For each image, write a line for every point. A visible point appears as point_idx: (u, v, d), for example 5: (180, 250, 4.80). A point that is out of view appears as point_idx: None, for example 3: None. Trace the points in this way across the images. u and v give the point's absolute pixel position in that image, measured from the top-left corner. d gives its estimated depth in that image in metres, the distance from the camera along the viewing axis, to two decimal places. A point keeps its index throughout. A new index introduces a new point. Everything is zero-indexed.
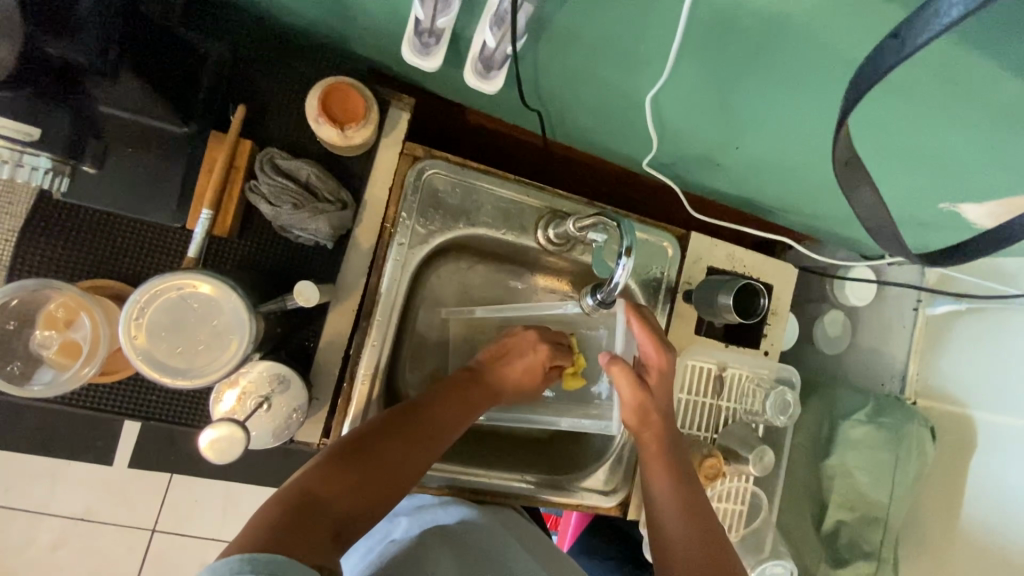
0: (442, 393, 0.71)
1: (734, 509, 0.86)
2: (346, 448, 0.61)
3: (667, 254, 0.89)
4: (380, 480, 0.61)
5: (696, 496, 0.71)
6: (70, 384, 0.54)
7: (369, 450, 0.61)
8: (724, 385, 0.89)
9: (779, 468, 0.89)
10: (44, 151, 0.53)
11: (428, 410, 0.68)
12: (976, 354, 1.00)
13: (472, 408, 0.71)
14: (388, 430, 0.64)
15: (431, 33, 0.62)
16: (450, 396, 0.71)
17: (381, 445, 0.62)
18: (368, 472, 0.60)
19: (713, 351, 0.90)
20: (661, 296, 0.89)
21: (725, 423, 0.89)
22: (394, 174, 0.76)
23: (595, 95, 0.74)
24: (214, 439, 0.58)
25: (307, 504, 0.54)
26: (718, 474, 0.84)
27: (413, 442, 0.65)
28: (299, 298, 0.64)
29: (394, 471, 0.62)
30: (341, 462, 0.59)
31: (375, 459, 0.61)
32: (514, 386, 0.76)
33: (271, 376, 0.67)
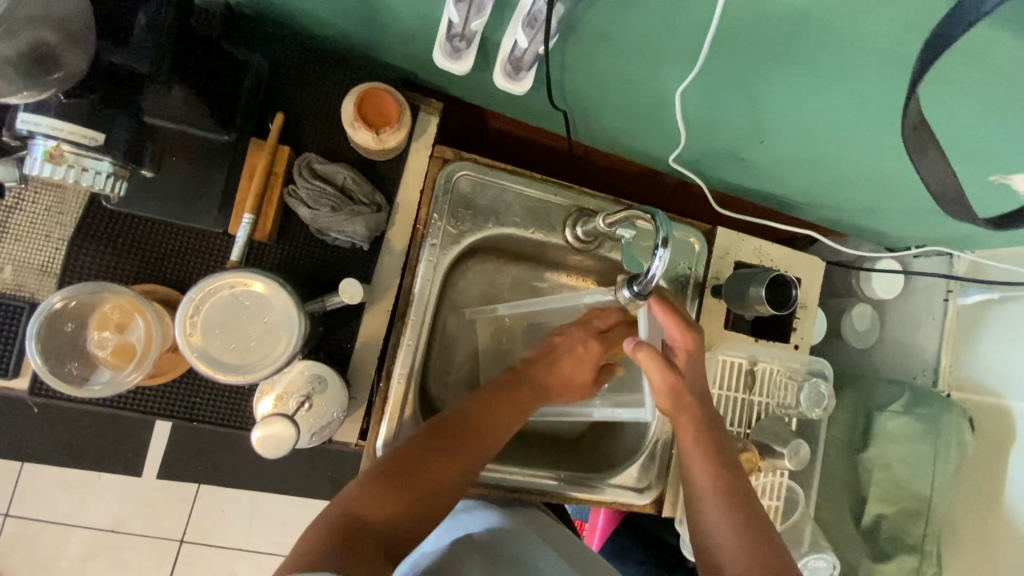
0: (485, 401, 0.70)
1: (772, 505, 0.86)
2: (392, 462, 0.62)
3: (694, 250, 0.90)
4: (424, 496, 0.62)
5: (745, 491, 0.69)
6: (122, 387, 0.55)
7: (413, 463, 0.62)
8: (755, 380, 0.89)
9: (815, 462, 0.88)
10: (107, 157, 0.52)
11: (473, 418, 0.68)
12: (1012, 343, 0.98)
13: (524, 411, 0.72)
14: (428, 441, 0.64)
15: (462, 37, 0.64)
16: (500, 398, 0.71)
17: (426, 460, 0.63)
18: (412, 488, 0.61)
19: (742, 345, 0.90)
20: (690, 292, 0.89)
21: (758, 418, 0.89)
22: (424, 178, 0.78)
23: (622, 93, 0.75)
24: (263, 436, 0.60)
25: (351, 528, 0.57)
26: (753, 468, 0.84)
27: (456, 454, 0.65)
28: (344, 295, 0.66)
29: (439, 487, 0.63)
30: (390, 479, 0.60)
31: (417, 472, 0.62)
32: (561, 387, 0.76)
33: (311, 376, 0.68)
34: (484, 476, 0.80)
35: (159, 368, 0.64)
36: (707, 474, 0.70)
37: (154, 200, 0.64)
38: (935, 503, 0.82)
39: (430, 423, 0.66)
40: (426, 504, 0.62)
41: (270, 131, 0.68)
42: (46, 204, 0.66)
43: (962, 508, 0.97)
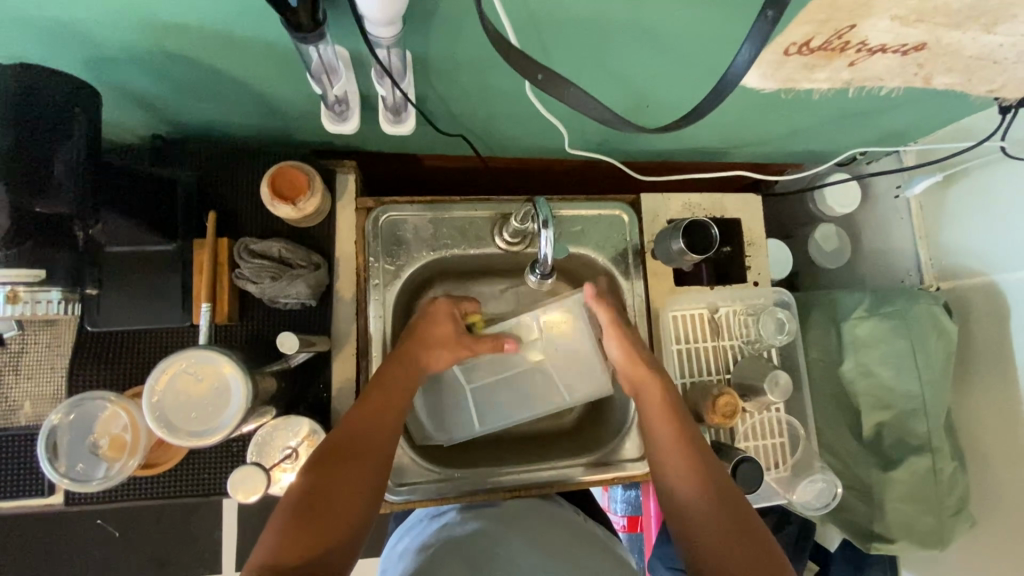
0: (373, 387, 0.73)
1: (773, 442, 0.87)
2: (333, 440, 0.67)
3: (624, 222, 0.94)
4: (361, 457, 0.67)
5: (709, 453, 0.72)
6: (123, 475, 0.64)
7: (352, 432, 0.68)
8: (719, 326, 0.91)
9: (802, 389, 0.88)
10: (51, 284, 0.66)
11: (363, 411, 0.70)
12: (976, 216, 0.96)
13: (411, 362, 0.77)
14: (359, 411, 0.70)
15: (340, 102, 0.73)
16: (400, 351, 0.77)
17: (349, 430, 0.68)
18: (354, 452, 0.67)
19: (700, 296, 0.92)
20: (631, 261, 0.93)
21: (734, 362, 0.90)
22: (355, 229, 0.87)
23: (499, 105, 0.82)
24: (238, 484, 0.66)
25: (310, 505, 0.61)
26: (736, 410, 0.84)
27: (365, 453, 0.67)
28: (283, 347, 0.73)
29: (373, 445, 0.69)
30: (328, 453, 0.65)
31: (352, 438, 0.68)
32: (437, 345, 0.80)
33: (289, 429, 0.75)
34: (483, 482, 0.83)
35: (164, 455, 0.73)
36: (666, 434, 0.73)
37: (130, 314, 0.76)
38: (928, 397, 0.81)
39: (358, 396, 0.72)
40: (371, 459, 0.67)
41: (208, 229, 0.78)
42: (46, 341, 0.77)
43: (983, 397, 0.93)
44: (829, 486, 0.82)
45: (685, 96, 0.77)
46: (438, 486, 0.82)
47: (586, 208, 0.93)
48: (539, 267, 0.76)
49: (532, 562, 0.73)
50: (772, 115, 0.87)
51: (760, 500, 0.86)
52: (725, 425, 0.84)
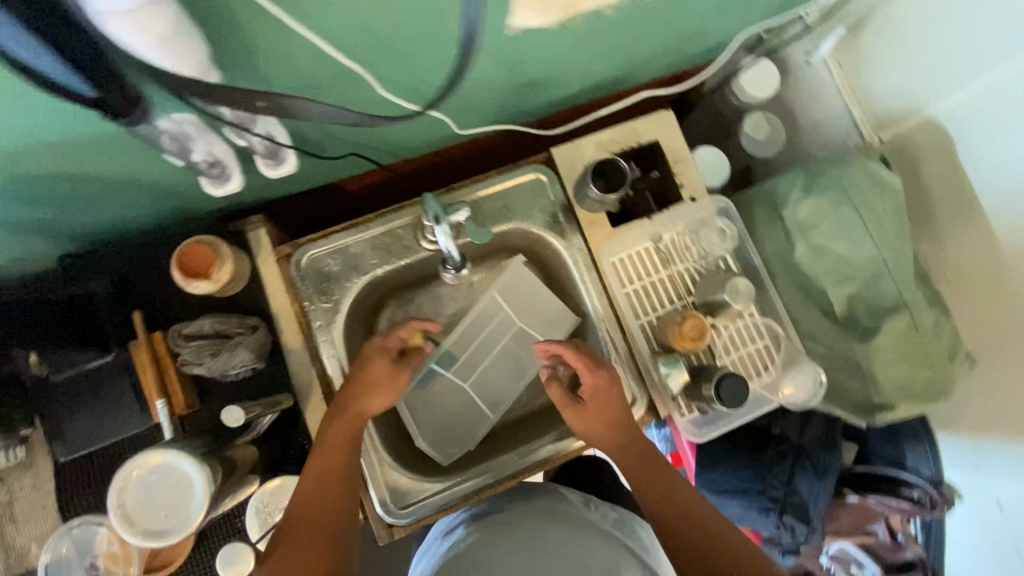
0: (314, 454, 0.71)
1: (755, 348, 0.85)
2: (287, 525, 0.67)
3: (545, 183, 0.92)
4: (321, 537, 0.67)
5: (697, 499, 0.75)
6: None
7: (306, 515, 0.68)
8: (667, 253, 0.89)
9: (768, 287, 0.86)
10: None
11: (310, 481, 0.70)
12: (896, 56, 0.92)
13: (354, 420, 0.73)
14: (308, 488, 0.69)
15: (212, 168, 0.72)
16: (335, 413, 0.73)
17: (301, 513, 0.68)
18: (311, 537, 0.67)
19: (641, 229, 0.90)
20: (563, 218, 0.91)
21: (692, 283, 0.88)
22: (283, 278, 0.86)
23: (374, 112, 0.80)
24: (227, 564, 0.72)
25: None
26: (704, 331, 0.82)
27: (330, 523, 0.68)
28: (231, 421, 0.72)
29: (333, 519, 0.69)
30: (284, 540, 0.66)
31: (310, 521, 0.68)
32: (372, 390, 0.74)
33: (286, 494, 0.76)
34: (484, 477, 0.84)
35: (171, 555, 0.75)
36: (655, 491, 0.75)
37: (95, 431, 0.78)
38: (889, 256, 0.78)
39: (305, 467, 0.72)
40: (331, 534, 0.68)
41: (139, 329, 0.78)
42: (29, 480, 0.79)
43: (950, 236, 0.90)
44: (813, 374, 0.82)
45: (548, 41, 0.74)
46: (444, 495, 0.82)
47: (501, 182, 0.91)
48: (448, 262, 0.85)
49: (518, 560, 0.75)
50: (648, 29, 0.83)
51: (759, 408, 0.84)
52: (697, 349, 0.83)
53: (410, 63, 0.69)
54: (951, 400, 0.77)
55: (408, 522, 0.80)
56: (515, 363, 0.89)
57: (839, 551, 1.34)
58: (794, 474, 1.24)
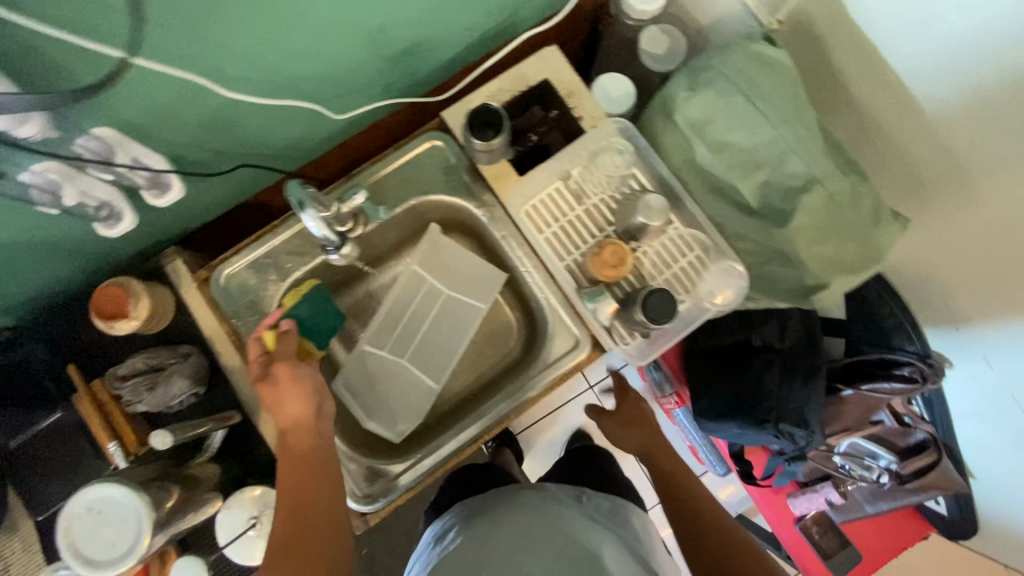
0: (291, 447, 0.72)
1: (684, 260, 0.83)
2: (288, 525, 0.66)
3: (443, 147, 0.90)
4: (325, 525, 0.68)
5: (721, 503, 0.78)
6: None
7: (309, 507, 0.68)
8: (577, 187, 0.87)
9: (683, 196, 0.83)
10: None
11: (298, 476, 0.70)
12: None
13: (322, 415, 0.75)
14: (298, 479, 0.70)
15: (102, 212, 0.75)
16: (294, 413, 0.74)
17: (300, 508, 0.68)
18: (316, 529, 0.67)
19: (546, 171, 0.88)
20: (468, 178, 0.90)
21: (609, 211, 0.87)
22: (207, 303, 0.86)
23: (246, 119, 0.80)
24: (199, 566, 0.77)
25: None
26: (624, 256, 0.81)
27: (318, 533, 0.67)
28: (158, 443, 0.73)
29: (330, 503, 0.70)
30: (291, 539, 0.65)
31: (312, 512, 0.68)
32: (291, 396, 0.73)
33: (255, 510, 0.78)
34: (449, 446, 0.85)
35: None
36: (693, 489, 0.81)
37: (63, 487, 0.81)
38: (788, 134, 0.75)
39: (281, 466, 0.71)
40: (336, 517, 0.69)
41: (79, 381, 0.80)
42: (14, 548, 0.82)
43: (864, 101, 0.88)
44: (731, 271, 0.80)
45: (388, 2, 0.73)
46: (410, 474, 0.83)
47: (399, 158, 0.90)
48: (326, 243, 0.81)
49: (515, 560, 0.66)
50: None
51: (699, 319, 0.83)
52: (622, 275, 0.81)
53: (252, 57, 0.69)
54: (883, 266, 0.76)
55: (379, 506, 0.81)
56: (454, 332, 0.89)
57: (850, 448, 1.29)
58: (783, 382, 1.21)
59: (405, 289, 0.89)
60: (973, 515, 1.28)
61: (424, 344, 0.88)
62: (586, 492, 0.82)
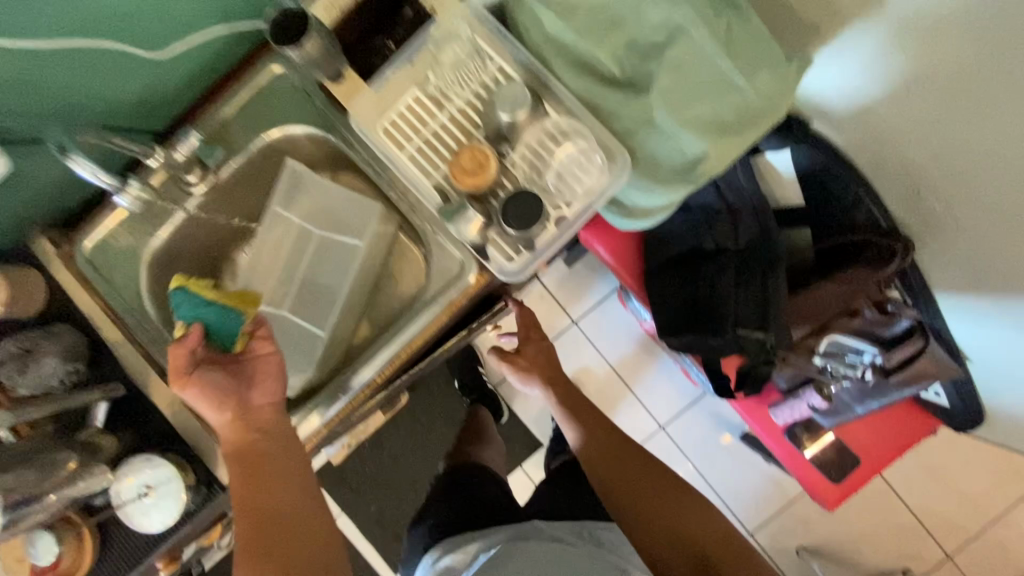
0: (258, 460, 0.68)
1: (559, 154, 0.71)
2: (258, 532, 0.65)
3: (286, 73, 0.81)
4: (299, 528, 0.66)
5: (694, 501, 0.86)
6: None
7: (273, 513, 0.66)
8: (437, 90, 0.76)
9: (547, 80, 0.72)
10: None
11: (264, 484, 0.67)
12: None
13: (294, 439, 0.70)
14: (265, 488, 0.67)
15: None
16: (269, 431, 0.69)
17: (271, 515, 0.66)
18: (289, 533, 0.65)
19: (398, 78, 0.77)
20: (321, 103, 0.81)
21: (474, 112, 0.75)
22: (78, 281, 0.83)
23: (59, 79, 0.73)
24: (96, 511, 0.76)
25: None
26: (484, 160, 0.71)
27: (288, 533, 0.66)
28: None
29: (299, 503, 0.68)
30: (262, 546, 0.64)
31: (281, 519, 0.66)
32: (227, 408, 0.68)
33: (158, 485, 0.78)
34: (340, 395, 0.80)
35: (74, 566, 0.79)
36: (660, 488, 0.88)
37: None
38: None
39: (246, 469, 0.67)
40: (309, 522, 0.67)
41: None
42: None
43: None
44: (599, 157, 0.70)
45: None
46: (302, 428, 0.79)
47: (244, 93, 0.82)
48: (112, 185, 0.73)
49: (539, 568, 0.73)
50: None
51: (587, 218, 0.74)
52: (484, 183, 0.71)
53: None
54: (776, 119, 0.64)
55: None
56: (335, 274, 0.83)
57: (829, 347, 1.12)
58: (740, 285, 1.09)
59: (272, 233, 0.83)
60: (975, 401, 1.15)
61: (303, 291, 0.83)
62: (587, 526, 0.84)
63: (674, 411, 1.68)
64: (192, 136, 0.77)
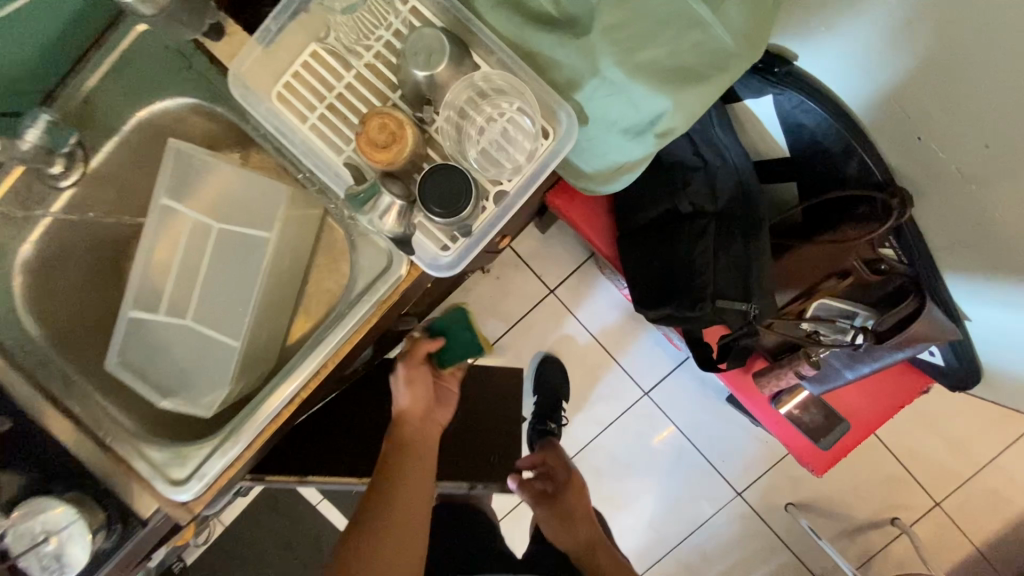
0: (398, 470, 0.74)
1: (489, 120, 0.59)
2: (374, 541, 0.70)
3: (155, 32, 0.67)
4: (407, 542, 0.72)
5: None
6: None
7: (385, 531, 0.71)
8: (337, 49, 0.63)
9: (468, 25, 0.59)
10: None
11: (404, 502, 0.73)
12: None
13: (427, 468, 0.76)
14: (388, 501, 0.72)
15: None
16: (404, 462, 0.75)
17: (381, 521, 0.71)
18: (399, 543, 0.71)
19: (292, 33, 0.63)
20: (204, 69, 0.67)
21: (384, 73, 0.62)
22: None
23: None
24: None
25: None
26: (397, 133, 0.57)
27: (394, 540, 0.71)
28: None
29: (422, 522, 0.74)
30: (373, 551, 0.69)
31: (384, 531, 0.71)
32: (424, 422, 0.79)
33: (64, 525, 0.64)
34: (264, 410, 0.69)
35: None
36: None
37: None
38: None
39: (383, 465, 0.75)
40: (417, 539, 0.73)
41: None
42: None
43: None
44: (526, 120, 0.59)
45: None
46: (223, 454, 0.69)
47: (106, 61, 0.67)
48: None
49: None
50: None
51: (526, 193, 0.61)
52: (400, 160, 0.58)
53: None
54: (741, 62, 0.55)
55: (195, 491, 0.69)
56: (244, 270, 0.71)
57: (816, 313, 1.06)
58: (719, 252, 0.98)
59: (166, 232, 0.70)
60: (974, 360, 1.06)
61: (213, 299, 0.71)
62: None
63: (658, 376, 1.59)
64: (39, 119, 0.63)
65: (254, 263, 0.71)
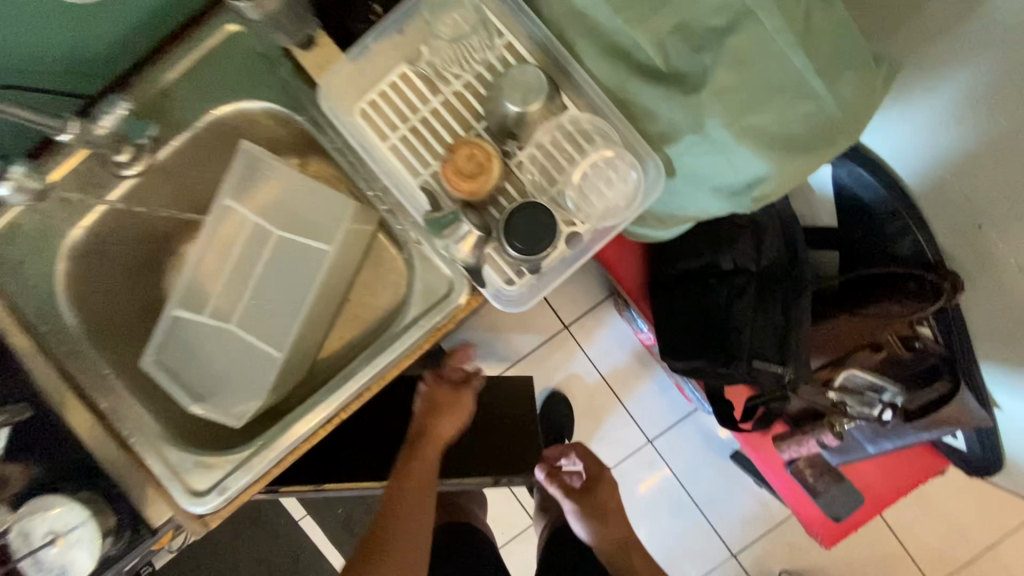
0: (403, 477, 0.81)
1: (577, 160, 0.58)
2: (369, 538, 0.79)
3: (247, 35, 0.66)
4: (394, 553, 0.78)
5: None
6: None
7: (379, 538, 0.78)
8: (428, 72, 0.62)
9: (568, 66, 0.59)
10: None
11: (398, 512, 0.79)
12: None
13: (426, 491, 0.81)
14: (387, 510, 0.80)
15: None
16: (418, 455, 0.83)
17: (380, 522, 0.79)
18: (386, 549, 0.78)
19: (385, 52, 0.63)
20: (289, 76, 0.67)
21: (474, 101, 0.62)
22: None
23: None
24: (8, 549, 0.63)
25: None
26: (485, 163, 0.57)
27: (381, 540, 0.78)
28: None
29: (416, 535, 0.80)
30: (368, 545, 0.78)
31: (382, 531, 0.79)
32: (440, 435, 0.85)
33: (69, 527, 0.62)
34: (300, 425, 0.66)
35: None
36: None
37: None
38: None
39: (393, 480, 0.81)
40: (410, 546, 0.79)
41: None
42: None
43: None
44: (632, 172, 0.57)
45: None
46: (253, 469, 0.66)
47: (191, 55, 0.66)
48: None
49: None
50: None
51: (601, 242, 0.61)
52: (484, 190, 0.57)
53: None
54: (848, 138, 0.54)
55: (215, 504, 0.65)
56: (297, 279, 0.69)
57: (845, 383, 1.03)
58: (758, 311, 0.98)
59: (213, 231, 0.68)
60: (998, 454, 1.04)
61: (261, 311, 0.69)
62: None
63: (663, 424, 1.56)
64: (118, 107, 0.61)
65: (308, 273, 0.69)
